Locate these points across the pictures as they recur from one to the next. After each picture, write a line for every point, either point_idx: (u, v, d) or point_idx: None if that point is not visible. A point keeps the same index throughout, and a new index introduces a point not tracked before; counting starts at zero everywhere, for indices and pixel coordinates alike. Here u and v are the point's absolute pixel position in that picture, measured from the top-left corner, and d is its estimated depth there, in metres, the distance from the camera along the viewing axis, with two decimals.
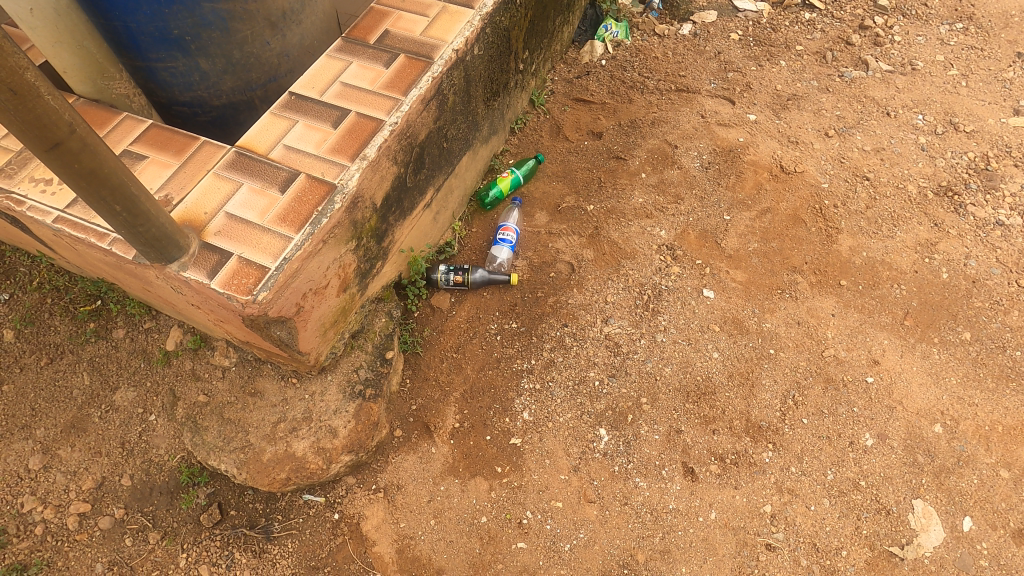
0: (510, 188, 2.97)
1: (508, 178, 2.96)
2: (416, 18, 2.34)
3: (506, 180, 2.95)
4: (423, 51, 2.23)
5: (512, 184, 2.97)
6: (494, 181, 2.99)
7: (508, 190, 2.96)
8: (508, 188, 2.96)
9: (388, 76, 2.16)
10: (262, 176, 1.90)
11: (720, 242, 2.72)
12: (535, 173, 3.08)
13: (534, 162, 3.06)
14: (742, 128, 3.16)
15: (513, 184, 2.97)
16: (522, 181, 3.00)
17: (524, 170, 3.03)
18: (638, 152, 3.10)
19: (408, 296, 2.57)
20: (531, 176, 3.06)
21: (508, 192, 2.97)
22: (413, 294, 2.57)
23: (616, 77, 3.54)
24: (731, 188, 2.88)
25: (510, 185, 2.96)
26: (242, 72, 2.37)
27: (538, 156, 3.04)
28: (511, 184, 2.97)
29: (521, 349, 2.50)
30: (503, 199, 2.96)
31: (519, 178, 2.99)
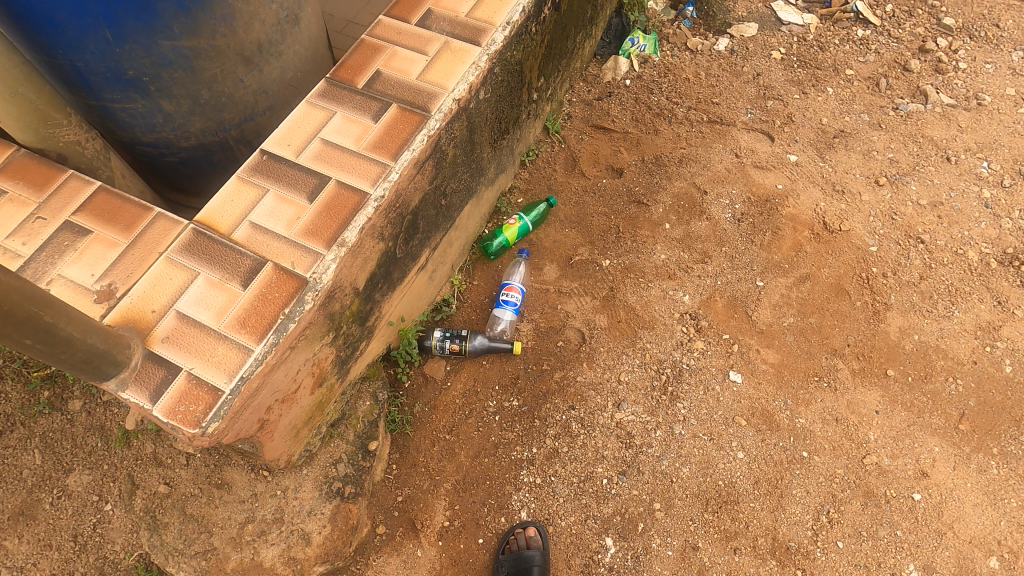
0: (516, 237, 2.65)
1: (515, 226, 2.63)
2: (413, 57, 2.00)
3: (513, 228, 2.63)
4: (419, 101, 1.90)
5: (520, 232, 2.65)
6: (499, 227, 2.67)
7: (515, 239, 2.64)
8: (515, 237, 2.64)
9: (377, 133, 1.84)
10: (222, 264, 1.60)
11: (751, 314, 2.40)
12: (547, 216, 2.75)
13: (545, 206, 2.72)
14: (781, 172, 2.80)
15: (521, 232, 2.65)
16: (531, 228, 2.68)
17: (534, 216, 2.70)
18: (662, 196, 2.76)
19: (399, 365, 2.32)
20: (541, 221, 2.73)
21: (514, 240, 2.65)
22: (404, 363, 2.32)
23: (641, 100, 3.16)
24: (766, 248, 2.55)
25: (517, 233, 2.64)
26: (212, 112, 2.05)
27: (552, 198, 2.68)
28: (519, 233, 2.64)
29: (521, 433, 2.24)
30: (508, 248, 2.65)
31: (528, 226, 2.66)
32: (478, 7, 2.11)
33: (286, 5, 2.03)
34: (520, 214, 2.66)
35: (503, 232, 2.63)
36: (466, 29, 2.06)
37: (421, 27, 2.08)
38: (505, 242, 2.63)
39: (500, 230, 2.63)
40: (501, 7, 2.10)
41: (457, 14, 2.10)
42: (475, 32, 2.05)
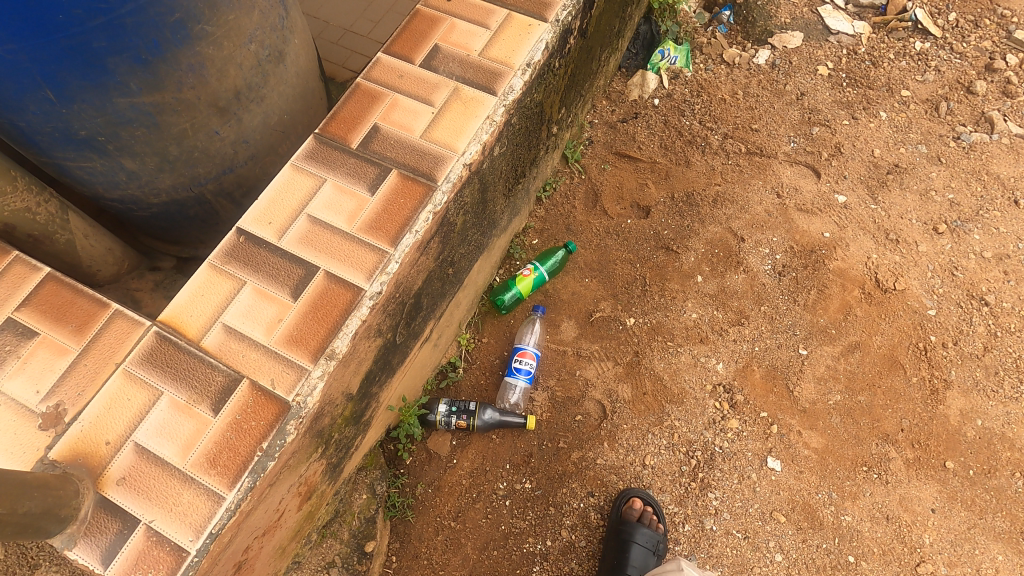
0: (531, 289, 2.38)
1: (531, 277, 2.37)
2: (416, 108, 1.71)
3: (529, 279, 2.36)
4: (423, 166, 1.62)
5: (535, 284, 2.38)
6: (512, 278, 2.41)
7: (529, 291, 2.38)
8: (530, 289, 2.38)
9: (373, 209, 1.56)
10: (190, 381, 1.36)
11: (792, 389, 2.15)
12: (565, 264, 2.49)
13: (564, 253, 2.45)
14: (828, 216, 2.50)
15: (536, 284, 2.39)
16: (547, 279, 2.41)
17: (551, 264, 2.43)
18: (693, 242, 2.48)
19: (400, 441, 2.10)
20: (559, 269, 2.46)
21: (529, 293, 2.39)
22: (405, 439, 2.10)
23: (671, 124, 2.84)
24: (810, 309, 2.28)
25: (533, 285, 2.38)
26: (184, 168, 1.77)
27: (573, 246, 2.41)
28: (534, 284, 2.38)
29: (534, 523, 2.03)
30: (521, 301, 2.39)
31: (544, 277, 2.40)
32: (493, 45, 1.80)
33: (268, 43, 1.73)
34: (536, 264, 2.39)
35: (517, 283, 2.36)
36: (479, 73, 1.76)
37: (427, 69, 1.77)
38: (519, 295, 2.36)
39: (513, 282, 2.36)
40: (520, 44, 1.79)
41: (468, 53, 1.79)
42: (489, 77, 1.75)
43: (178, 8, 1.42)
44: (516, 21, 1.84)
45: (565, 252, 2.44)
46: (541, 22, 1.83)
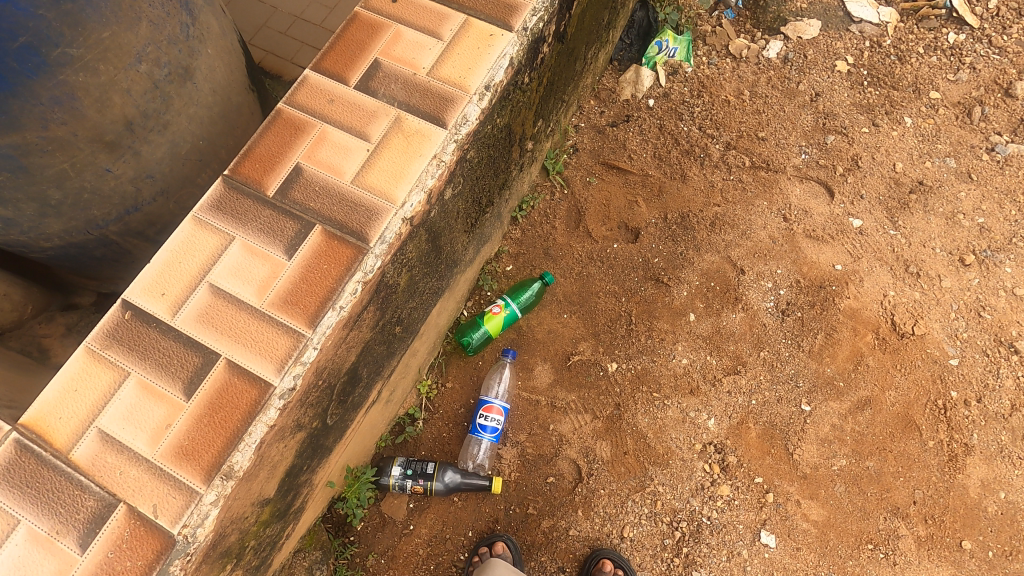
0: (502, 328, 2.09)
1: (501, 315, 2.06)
2: (348, 144, 1.40)
3: (499, 317, 2.06)
4: (352, 222, 1.32)
5: (506, 321, 2.08)
6: (482, 314, 2.10)
7: (500, 329, 2.09)
8: (501, 328, 2.08)
9: (290, 278, 1.28)
10: (53, 507, 1.10)
11: (792, 451, 1.91)
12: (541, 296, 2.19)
13: (539, 285, 2.15)
14: (842, 244, 2.20)
15: (507, 322, 2.09)
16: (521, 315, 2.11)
17: (525, 298, 2.13)
18: (687, 273, 2.19)
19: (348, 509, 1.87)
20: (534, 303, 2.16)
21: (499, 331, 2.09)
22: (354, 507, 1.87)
23: (667, 129, 2.49)
24: (816, 357, 2.01)
25: (504, 323, 2.08)
26: (73, 212, 1.47)
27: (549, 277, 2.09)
28: (505, 322, 2.08)
29: None
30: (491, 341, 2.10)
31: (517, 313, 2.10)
32: (445, 60, 1.48)
33: (165, 60, 1.42)
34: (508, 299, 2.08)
35: (485, 322, 2.06)
36: (427, 98, 1.44)
37: (364, 92, 1.46)
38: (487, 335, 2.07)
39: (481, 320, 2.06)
40: (478, 60, 1.47)
41: (415, 70, 1.47)
42: (439, 103, 1.43)
43: (22, 29, 1.12)
44: (475, 29, 1.50)
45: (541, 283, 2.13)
46: (505, 31, 1.50)
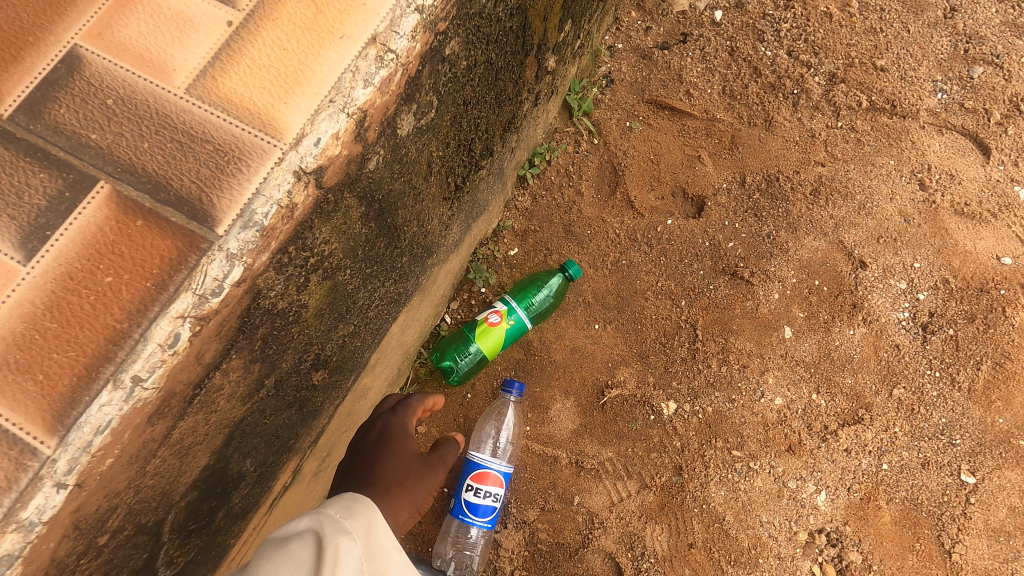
0: (500, 342, 1.36)
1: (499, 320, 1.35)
2: (190, 15, 0.67)
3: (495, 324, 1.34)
4: (178, 187, 0.63)
5: (507, 332, 1.36)
6: (473, 322, 1.38)
7: (497, 344, 1.36)
8: (498, 341, 1.36)
9: (33, 308, 0.59)
10: None
11: (947, 548, 1.25)
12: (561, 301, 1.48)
13: (558, 279, 1.44)
14: (1010, 224, 1.48)
15: (509, 333, 1.36)
16: (529, 323, 1.38)
17: (536, 298, 1.42)
18: (779, 267, 1.47)
19: None
20: (550, 312, 1.45)
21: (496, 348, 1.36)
22: None
23: (741, 53, 1.72)
24: (978, 400, 1.33)
25: (503, 334, 1.35)
26: None
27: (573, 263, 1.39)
28: (505, 334, 1.35)
29: None
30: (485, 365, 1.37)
31: (523, 320, 1.37)
32: None
33: None
34: (510, 296, 1.37)
35: (475, 332, 1.35)
36: None
37: None
38: (478, 354, 1.34)
39: (469, 331, 1.35)
40: None
41: None
42: None
43: None
44: None
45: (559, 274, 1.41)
46: None
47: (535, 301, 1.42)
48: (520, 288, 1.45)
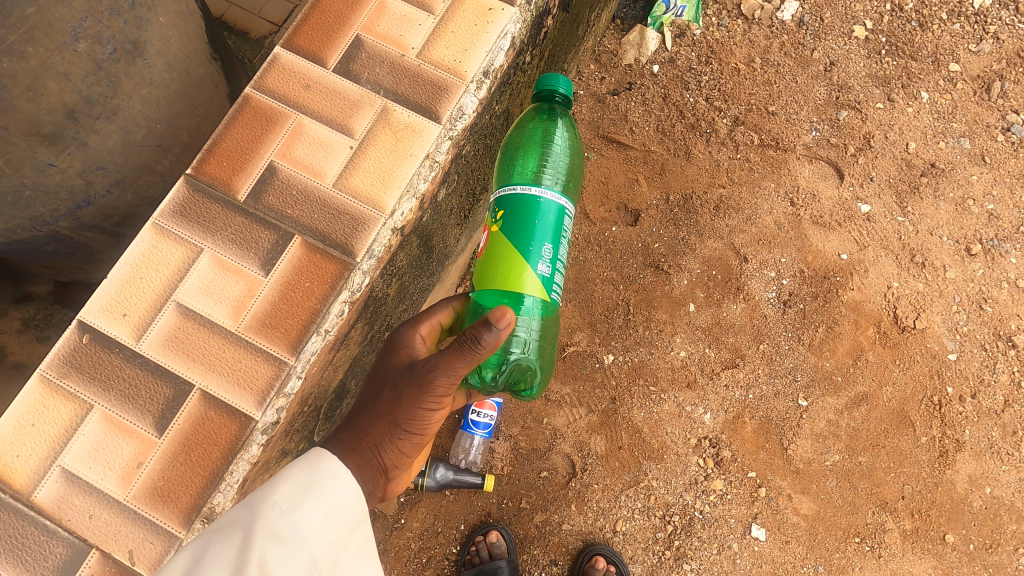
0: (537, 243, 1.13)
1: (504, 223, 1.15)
2: (328, 140, 1.23)
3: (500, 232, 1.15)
4: (336, 233, 1.18)
5: (530, 227, 1.13)
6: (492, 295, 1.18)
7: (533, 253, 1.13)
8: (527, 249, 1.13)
9: (268, 298, 1.15)
10: (21, 553, 1.03)
11: (787, 447, 1.90)
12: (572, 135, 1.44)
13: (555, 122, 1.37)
14: (848, 230, 2.12)
15: (535, 224, 1.13)
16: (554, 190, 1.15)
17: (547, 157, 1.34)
18: (688, 261, 2.09)
19: None
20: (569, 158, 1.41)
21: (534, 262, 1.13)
22: None
23: (672, 101, 2.31)
24: (814, 350, 1.97)
25: (520, 235, 1.13)
26: (16, 210, 1.30)
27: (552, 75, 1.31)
28: (530, 230, 1.13)
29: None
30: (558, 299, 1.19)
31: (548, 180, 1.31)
32: (438, 41, 1.29)
33: (108, 35, 1.21)
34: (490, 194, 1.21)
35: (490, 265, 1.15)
36: (417, 85, 1.26)
37: (344, 76, 1.27)
38: (533, 293, 1.14)
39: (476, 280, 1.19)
40: (475, 41, 1.29)
41: (403, 52, 1.28)
42: (431, 92, 1.26)
43: None
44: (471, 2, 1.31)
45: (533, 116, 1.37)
46: (506, 5, 1.31)
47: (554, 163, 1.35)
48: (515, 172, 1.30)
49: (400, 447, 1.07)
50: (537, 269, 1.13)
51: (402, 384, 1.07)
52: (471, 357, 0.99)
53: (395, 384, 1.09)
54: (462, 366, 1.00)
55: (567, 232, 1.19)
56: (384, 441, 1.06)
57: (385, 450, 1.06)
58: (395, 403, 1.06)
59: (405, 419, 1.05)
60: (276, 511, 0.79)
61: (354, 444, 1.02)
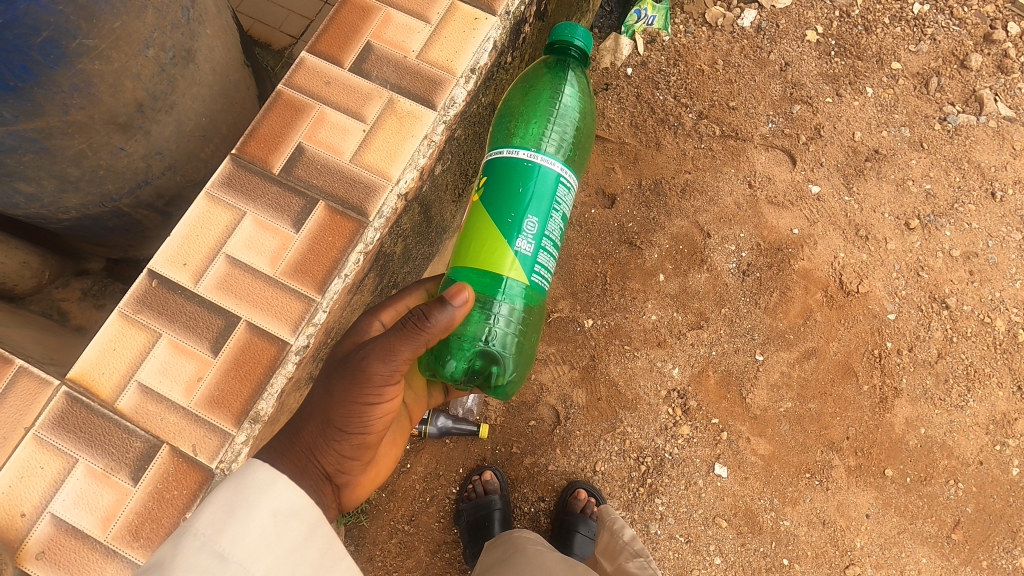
0: (521, 211, 1.31)
1: (495, 181, 1.35)
2: (346, 125, 1.52)
3: (490, 191, 1.35)
4: (352, 198, 1.47)
5: (517, 192, 1.32)
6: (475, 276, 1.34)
7: (514, 222, 1.30)
8: (511, 216, 1.31)
9: (299, 249, 1.44)
10: (107, 448, 1.31)
11: (745, 396, 2.16)
12: (590, 95, 1.63)
13: (572, 73, 1.57)
14: (800, 209, 2.39)
15: (523, 189, 1.31)
16: (549, 156, 1.32)
17: (558, 107, 1.54)
18: (658, 237, 2.36)
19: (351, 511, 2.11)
20: (584, 112, 1.61)
21: (516, 234, 1.30)
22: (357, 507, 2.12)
23: (643, 99, 2.59)
24: (770, 312, 2.24)
25: (506, 202, 1.32)
26: (90, 187, 1.59)
27: (571, 22, 1.52)
28: (517, 194, 1.31)
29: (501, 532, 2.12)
30: (539, 282, 1.33)
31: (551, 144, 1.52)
32: (433, 44, 1.58)
33: (170, 44, 1.50)
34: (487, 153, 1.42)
35: (475, 228, 1.35)
36: (417, 79, 1.56)
37: (357, 74, 1.56)
38: (509, 264, 1.30)
39: (459, 252, 1.38)
40: (464, 45, 1.58)
41: (405, 53, 1.58)
42: (428, 85, 1.55)
43: (44, 25, 1.20)
44: (460, 12, 1.61)
45: (554, 62, 1.57)
46: (489, 15, 1.61)
47: (563, 118, 1.55)
48: (528, 113, 1.53)
49: (336, 449, 1.14)
50: (517, 245, 1.30)
51: (337, 382, 1.15)
52: (417, 338, 1.12)
53: (330, 386, 1.17)
54: (403, 348, 1.12)
55: (560, 202, 1.35)
56: (318, 444, 1.12)
57: (323, 453, 1.13)
58: (331, 402, 1.14)
59: (341, 417, 1.14)
60: (207, 536, 0.86)
61: (290, 449, 1.09)
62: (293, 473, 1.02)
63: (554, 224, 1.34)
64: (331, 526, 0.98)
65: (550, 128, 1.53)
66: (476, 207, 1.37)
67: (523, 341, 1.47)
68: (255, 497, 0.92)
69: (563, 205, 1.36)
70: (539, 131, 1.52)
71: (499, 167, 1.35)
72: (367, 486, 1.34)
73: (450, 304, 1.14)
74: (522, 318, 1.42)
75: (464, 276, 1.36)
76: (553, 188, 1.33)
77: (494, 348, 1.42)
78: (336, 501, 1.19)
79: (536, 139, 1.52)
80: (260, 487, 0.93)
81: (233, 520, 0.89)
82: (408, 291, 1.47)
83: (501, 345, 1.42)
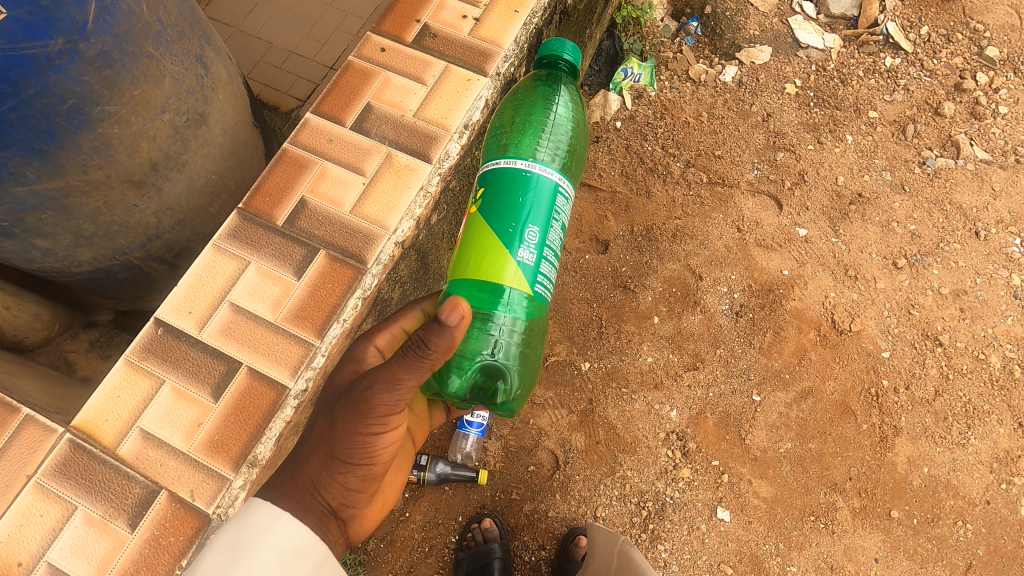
0: (522, 221, 1.37)
1: (494, 192, 1.41)
2: (346, 178, 1.62)
3: (489, 203, 1.41)
4: (351, 247, 1.54)
5: (517, 203, 1.38)
6: (478, 284, 1.38)
7: (516, 231, 1.36)
8: (512, 226, 1.36)
9: (300, 296, 1.50)
10: (106, 494, 1.32)
11: (744, 437, 2.16)
12: (581, 108, 1.73)
13: (564, 86, 1.67)
14: (789, 251, 2.46)
15: (522, 200, 1.38)
16: (547, 168, 1.39)
17: (551, 119, 1.63)
18: (651, 280, 2.41)
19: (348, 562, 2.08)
20: (578, 123, 1.70)
21: (517, 244, 1.36)
22: (354, 557, 2.09)
23: (633, 150, 2.71)
24: (764, 352, 2.26)
25: (506, 213, 1.37)
26: (103, 241, 1.67)
27: (559, 39, 1.63)
28: (517, 205, 1.38)
29: None
30: (542, 292, 1.39)
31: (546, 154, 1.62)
32: (429, 103, 1.70)
33: (184, 108, 1.62)
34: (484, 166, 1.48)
35: (475, 238, 1.40)
36: (414, 136, 1.66)
37: (358, 132, 1.67)
38: (510, 275, 1.35)
39: (457, 264, 1.43)
40: (457, 104, 1.69)
41: (402, 112, 1.69)
42: (423, 141, 1.65)
43: (70, 94, 1.31)
44: (454, 74, 1.73)
45: (546, 77, 1.68)
46: (480, 76, 1.73)
47: (557, 130, 1.64)
48: (520, 124, 1.64)
49: (342, 482, 1.17)
50: (519, 255, 1.36)
51: (341, 413, 1.17)
52: (421, 366, 1.10)
53: (334, 416, 1.18)
54: (407, 376, 1.12)
55: (557, 211, 1.42)
56: (321, 478, 1.16)
57: (328, 486, 1.16)
58: (336, 434, 1.16)
59: (346, 448, 1.16)
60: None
61: (291, 486, 1.13)
62: (296, 510, 1.08)
63: (553, 233, 1.41)
64: (337, 561, 1.03)
65: (544, 139, 1.62)
66: (475, 218, 1.43)
67: (527, 352, 1.51)
68: (260, 537, 0.97)
69: (561, 215, 1.43)
70: (532, 141, 1.61)
71: (497, 179, 1.42)
72: (374, 517, 1.36)
73: (446, 322, 1.05)
74: (524, 329, 1.46)
75: (464, 287, 1.41)
76: (551, 199, 1.40)
77: (498, 361, 1.46)
78: (341, 536, 1.22)
79: (529, 150, 1.60)
80: (263, 528, 0.98)
81: (237, 564, 0.94)
82: (405, 311, 1.51)
83: (504, 358, 1.46)
